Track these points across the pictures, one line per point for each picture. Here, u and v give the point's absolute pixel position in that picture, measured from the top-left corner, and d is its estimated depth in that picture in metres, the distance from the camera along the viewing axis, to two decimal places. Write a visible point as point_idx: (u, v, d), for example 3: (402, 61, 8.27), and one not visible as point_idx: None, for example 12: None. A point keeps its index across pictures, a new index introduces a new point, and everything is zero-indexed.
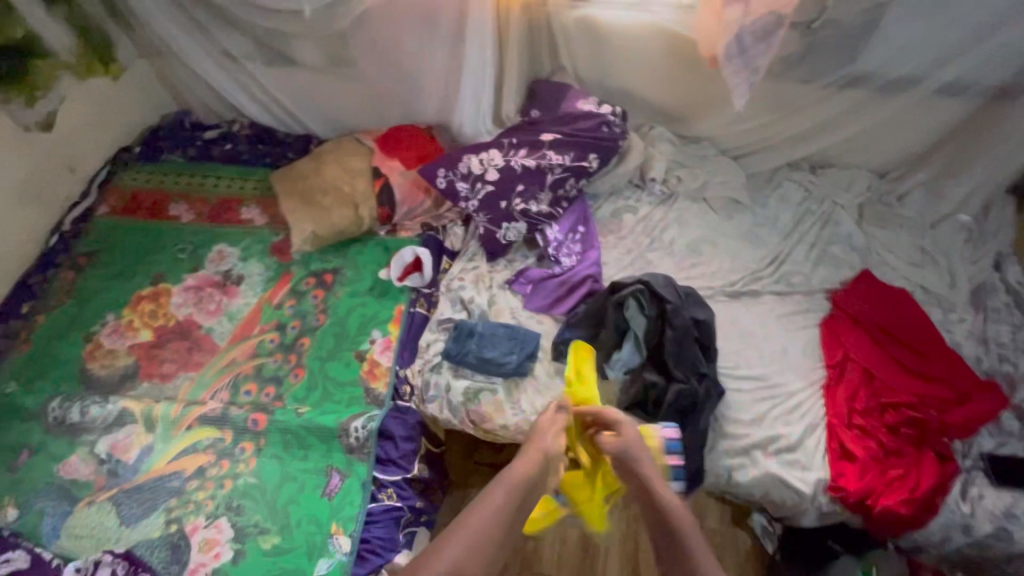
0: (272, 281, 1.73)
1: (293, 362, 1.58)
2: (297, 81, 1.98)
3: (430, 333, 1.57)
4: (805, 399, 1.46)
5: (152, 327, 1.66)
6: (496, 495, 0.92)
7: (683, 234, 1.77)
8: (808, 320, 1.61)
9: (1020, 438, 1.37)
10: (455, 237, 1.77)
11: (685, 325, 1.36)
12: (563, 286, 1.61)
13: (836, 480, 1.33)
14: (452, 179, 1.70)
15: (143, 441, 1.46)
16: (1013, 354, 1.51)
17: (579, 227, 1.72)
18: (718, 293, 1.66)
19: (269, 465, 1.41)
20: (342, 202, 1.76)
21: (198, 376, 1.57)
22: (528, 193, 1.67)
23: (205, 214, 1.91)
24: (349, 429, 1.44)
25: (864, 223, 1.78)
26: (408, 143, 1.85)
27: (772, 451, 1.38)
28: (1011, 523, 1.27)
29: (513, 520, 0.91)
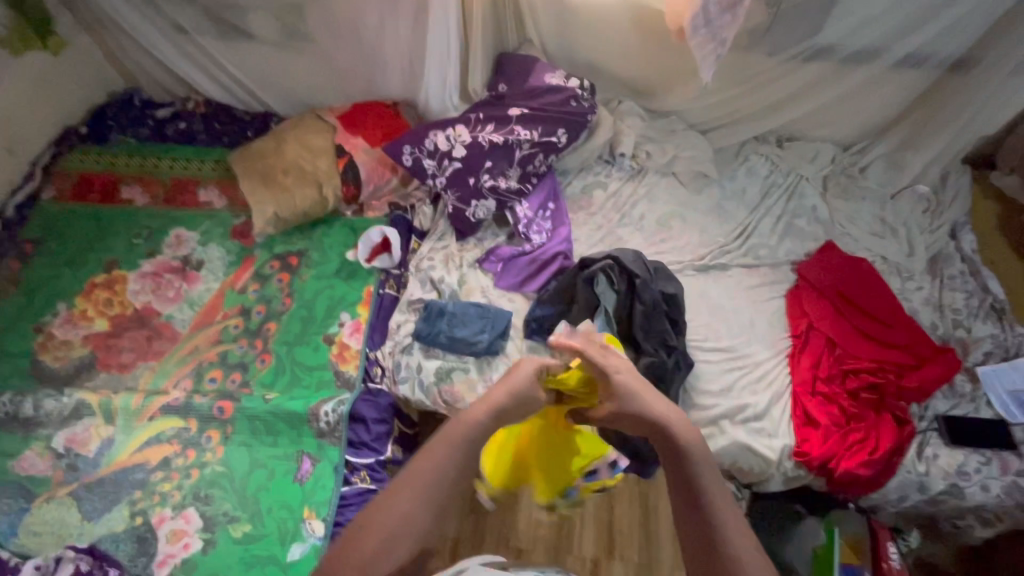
0: (234, 266, 1.68)
1: (259, 348, 1.54)
2: (252, 56, 1.89)
3: (401, 314, 1.55)
4: (771, 368, 1.49)
5: (108, 316, 1.59)
6: (447, 445, 0.76)
7: (653, 209, 1.77)
8: (774, 291, 1.63)
9: (971, 399, 1.44)
10: (423, 215, 1.73)
11: (654, 299, 1.37)
12: (533, 263, 1.60)
13: (801, 445, 1.37)
14: (418, 156, 1.65)
15: (102, 434, 1.41)
16: (966, 319, 1.57)
17: (548, 204, 1.70)
18: (687, 267, 1.67)
19: (238, 453, 1.38)
20: (304, 181, 1.70)
21: (160, 365, 1.52)
22: (497, 170, 1.64)
23: (161, 197, 1.83)
24: (319, 414, 1.41)
25: (828, 195, 1.81)
26: (373, 119, 1.79)
27: (740, 420, 1.42)
28: (962, 480, 1.33)
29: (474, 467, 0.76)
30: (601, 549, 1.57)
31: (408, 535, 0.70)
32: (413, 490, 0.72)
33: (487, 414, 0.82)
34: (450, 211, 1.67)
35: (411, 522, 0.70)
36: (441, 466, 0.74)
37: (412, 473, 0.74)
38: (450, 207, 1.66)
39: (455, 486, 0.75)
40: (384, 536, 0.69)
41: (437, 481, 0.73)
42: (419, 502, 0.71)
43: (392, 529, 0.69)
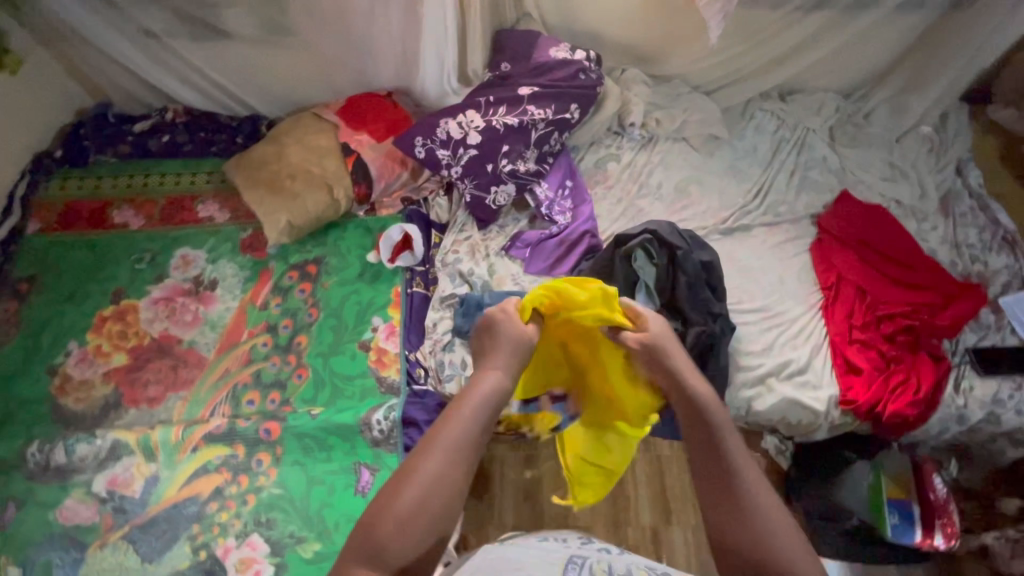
0: (251, 281, 1.61)
1: (294, 363, 1.49)
2: (233, 56, 1.77)
3: (435, 312, 1.52)
4: (807, 323, 1.52)
5: (126, 349, 1.52)
6: (474, 405, 0.80)
7: (670, 176, 1.76)
8: (798, 246, 1.65)
9: (997, 329, 1.50)
10: (439, 208, 1.69)
11: (695, 269, 1.37)
12: (562, 245, 1.58)
13: (847, 394, 1.42)
14: (431, 147, 1.59)
15: (145, 472, 1.35)
16: (982, 253, 1.62)
17: (567, 182, 1.67)
18: (712, 231, 1.67)
19: (293, 473, 1.35)
20: (313, 184, 1.62)
21: (192, 393, 1.46)
22: (515, 153, 1.60)
23: (157, 218, 1.73)
24: (371, 423, 1.39)
25: (836, 144, 1.82)
26: (374, 113, 1.71)
27: (785, 376, 1.45)
28: (997, 407, 1.41)
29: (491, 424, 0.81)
30: (658, 516, 1.60)
31: (446, 491, 0.72)
32: (445, 447, 0.75)
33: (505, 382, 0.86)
34: (469, 200, 1.62)
35: (448, 477, 0.73)
36: (470, 427, 0.77)
37: (438, 432, 0.76)
38: (468, 196, 1.61)
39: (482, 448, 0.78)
40: (420, 491, 0.71)
41: (468, 440, 0.76)
42: (452, 460, 0.74)
43: (430, 487, 0.71)
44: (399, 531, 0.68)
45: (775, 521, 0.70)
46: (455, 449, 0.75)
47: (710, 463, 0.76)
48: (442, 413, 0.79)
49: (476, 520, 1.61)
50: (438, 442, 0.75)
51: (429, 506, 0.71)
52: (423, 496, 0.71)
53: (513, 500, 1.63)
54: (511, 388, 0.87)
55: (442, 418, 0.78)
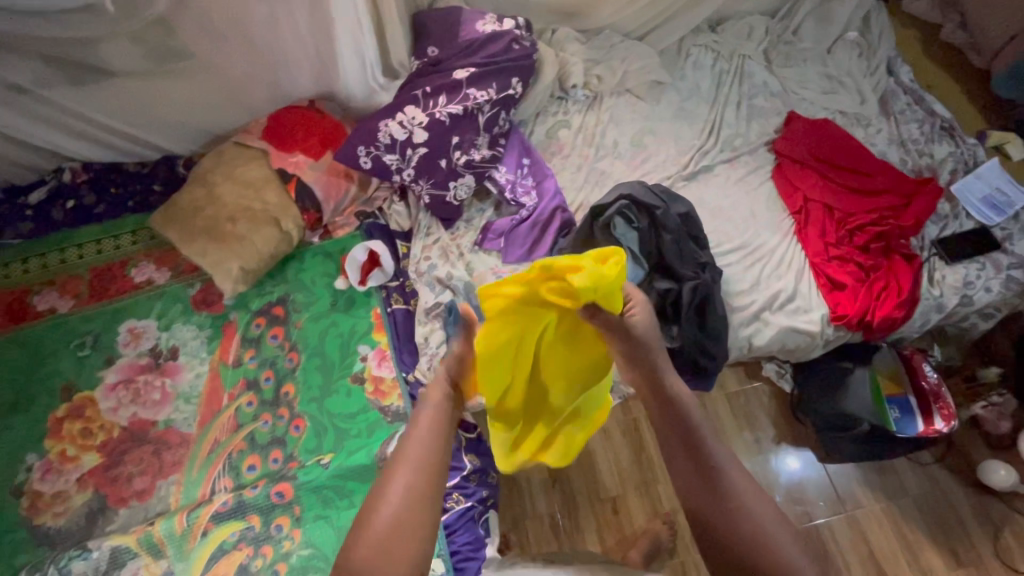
0: (216, 339, 1.47)
1: (287, 416, 1.39)
2: (127, 96, 1.57)
3: (423, 326, 1.44)
4: (787, 251, 1.55)
5: (96, 447, 1.37)
6: (426, 420, 1.02)
7: (623, 131, 1.72)
8: (760, 176, 1.67)
9: (954, 216, 1.58)
10: (397, 217, 1.59)
11: (677, 225, 1.35)
12: (535, 227, 1.52)
13: (836, 310, 1.46)
14: (376, 154, 1.47)
15: (157, 572, 1.24)
16: (927, 145, 1.68)
17: (524, 160, 1.60)
18: (676, 178, 1.65)
19: (319, 530, 1.27)
20: (257, 222, 1.46)
21: (185, 475, 1.34)
22: (466, 143, 1.50)
23: (87, 294, 1.54)
24: (387, 457, 1.32)
25: (773, 66, 1.82)
26: (304, 128, 1.56)
27: (777, 307, 1.47)
28: (970, 290, 1.48)
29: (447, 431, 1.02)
30: None
31: (418, 495, 0.95)
32: (407, 465, 0.97)
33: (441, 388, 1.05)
34: (428, 201, 1.53)
35: (417, 484, 0.96)
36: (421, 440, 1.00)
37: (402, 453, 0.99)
38: (427, 198, 1.52)
39: (442, 451, 1.00)
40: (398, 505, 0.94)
41: (427, 450, 0.99)
42: (417, 473, 0.97)
43: (408, 494, 0.95)
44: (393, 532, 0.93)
45: (745, 493, 0.96)
46: (418, 461, 0.98)
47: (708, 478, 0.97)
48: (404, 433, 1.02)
49: (512, 516, 1.58)
50: (406, 463, 0.98)
51: (410, 513, 0.94)
52: (406, 498, 0.95)
53: (543, 486, 1.62)
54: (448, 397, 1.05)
55: (405, 441, 1.01)
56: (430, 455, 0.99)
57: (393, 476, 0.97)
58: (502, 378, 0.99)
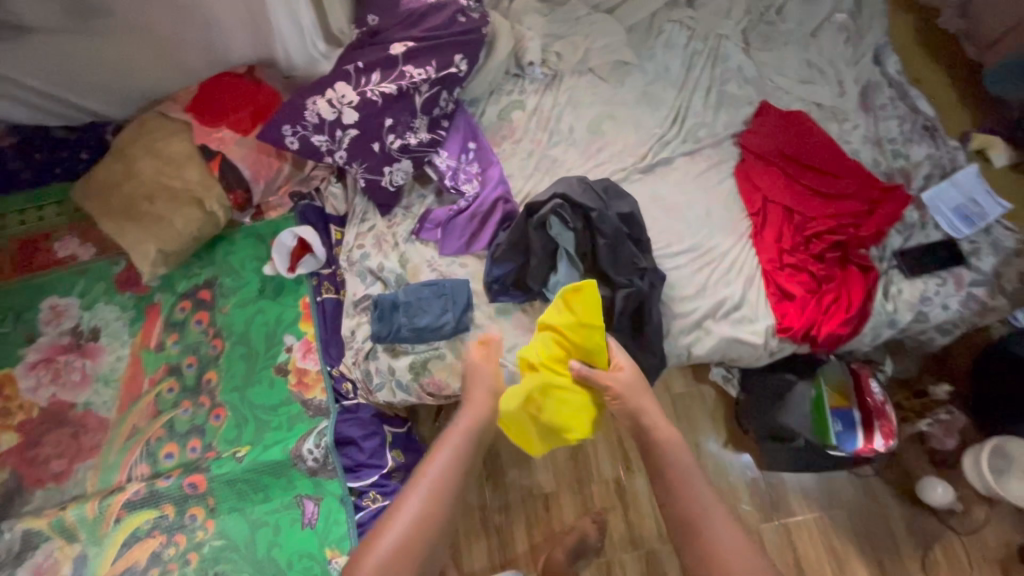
0: (138, 321, 1.43)
1: (207, 405, 1.37)
2: (48, 54, 1.43)
3: (350, 319, 1.39)
4: (740, 255, 1.46)
5: (13, 426, 1.36)
6: (459, 443, 1.04)
7: (581, 116, 1.61)
8: (722, 172, 1.57)
9: (922, 226, 1.48)
10: (333, 200, 1.51)
11: (615, 229, 1.26)
12: (474, 219, 1.44)
13: (782, 322, 1.39)
14: (304, 134, 1.38)
15: (70, 554, 1.25)
16: (904, 146, 1.57)
17: (469, 145, 1.50)
18: (632, 171, 1.55)
19: (231, 522, 1.27)
20: (178, 202, 1.39)
21: (102, 460, 1.33)
22: (401, 125, 1.40)
23: (9, 268, 1.49)
24: (302, 454, 1.30)
25: (750, 49, 1.68)
26: (233, 100, 1.46)
27: (721, 315, 1.41)
28: (926, 306, 1.41)
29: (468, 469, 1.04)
30: (619, 469, 1.62)
31: (430, 523, 0.95)
32: (425, 495, 0.97)
33: (476, 421, 1.08)
34: (363, 184, 1.43)
35: (432, 513, 0.96)
36: (449, 468, 1.01)
37: (429, 461, 1.02)
38: (361, 181, 1.42)
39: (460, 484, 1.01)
40: (409, 521, 0.94)
41: (448, 470, 1.01)
42: (445, 475, 1.00)
43: (428, 498, 0.97)
44: (393, 565, 0.90)
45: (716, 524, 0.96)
46: (436, 491, 0.98)
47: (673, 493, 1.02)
48: (438, 434, 1.07)
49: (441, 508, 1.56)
50: (421, 485, 0.98)
51: (413, 544, 0.93)
52: (414, 528, 0.94)
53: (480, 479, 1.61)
54: (487, 422, 1.10)
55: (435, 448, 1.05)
56: (449, 494, 0.98)
57: (417, 474, 1.01)
58: (589, 334, 1.17)
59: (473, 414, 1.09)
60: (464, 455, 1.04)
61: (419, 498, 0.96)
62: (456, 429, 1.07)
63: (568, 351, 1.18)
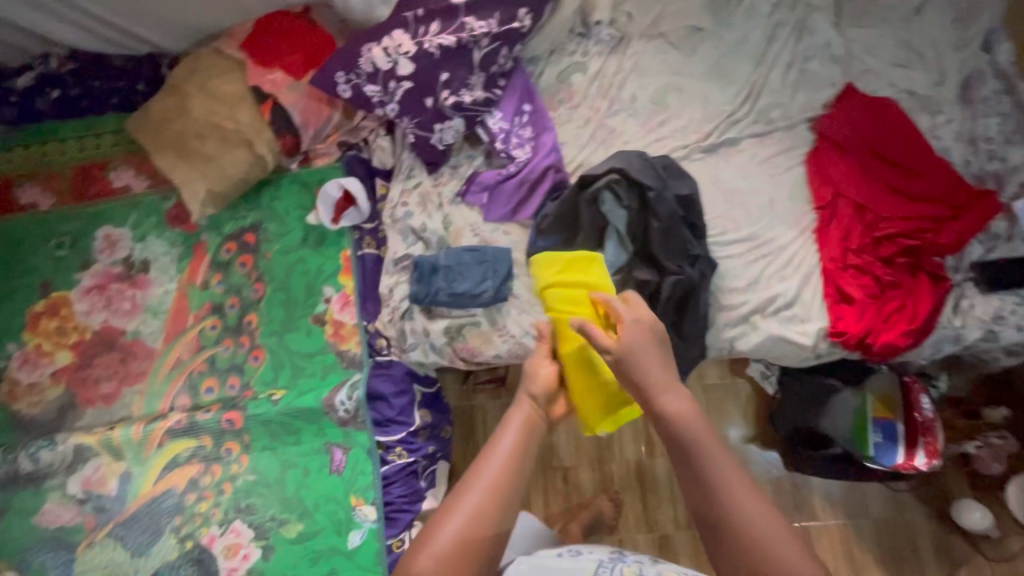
0: (186, 258, 1.46)
1: (247, 345, 1.41)
2: None
3: (389, 277, 1.39)
4: (799, 250, 1.38)
5: (69, 346, 1.43)
6: (508, 440, 0.84)
7: (645, 84, 1.51)
8: (791, 158, 1.46)
9: (1008, 238, 1.35)
10: (381, 153, 1.48)
11: (672, 211, 1.19)
12: (522, 186, 1.39)
13: (836, 326, 1.32)
14: (357, 84, 1.33)
15: (116, 470, 1.34)
16: (1001, 148, 1.42)
17: (524, 107, 1.43)
18: (693, 150, 1.46)
19: (265, 459, 1.33)
20: (229, 142, 1.39)
21: (148, 387, 1.39)
22: (457, 81, 1.33)
23: (67, 193, 1.53)
24: (334, 404, 1.32)
25: (842, 24, 1.53)
26: (288, 42, 1.43)
27: (771, 312, 1.34)
28: (999, 325, 1.30)
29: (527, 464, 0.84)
30: (642, 451, 1.61)
31: (492, 523, 0.77)
32: (483, 494, 0.78)
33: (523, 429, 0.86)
34: (413, 140, 1.39)
35: (492, 512, 0.78)
36: (509, 461, 0.82)
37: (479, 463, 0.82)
38: (411, 137, 1.38)
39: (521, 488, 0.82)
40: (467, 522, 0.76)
41: (506, 471, 0.81)
42: (508, 466, 0.82)
43: (489, 494, 0.79)
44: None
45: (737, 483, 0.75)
46: (500, 488, 0.79)
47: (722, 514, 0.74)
48: (498, 426, 0.87)
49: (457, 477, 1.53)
50: (481, 484, 0.79)
51: (473, 548, 0.76)
52: (460, 539, 0.76)
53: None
54: (536, 421, 0.89)
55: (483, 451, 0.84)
56: (512, 488, 0.80)
57: (482, 471, 0.81)
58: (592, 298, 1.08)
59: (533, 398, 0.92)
60: (532, 450, 0.85)
61: (476, 492, 0.78)
62: (517, 419, 0.88)
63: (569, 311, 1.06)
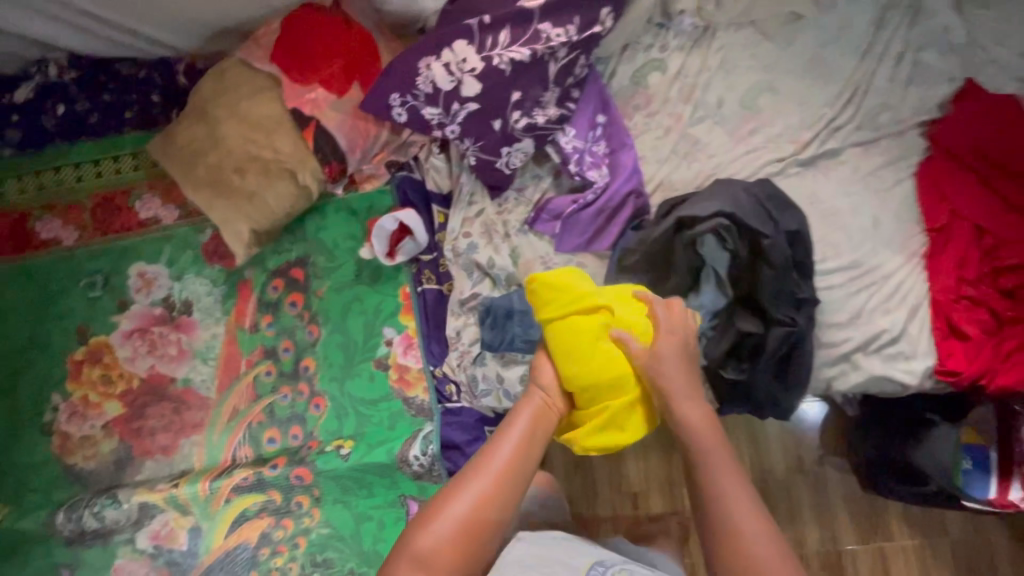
0: (230, 299, 1.34)
1: (307, 392, 1.32)
2: None
3: (455, 318, 1.28)
4: (907, 279, 1.25)
5: (116, 396, 1.35)
6: (514, 430, 0.90)
7: (733, 85, 1.31)
8: (898, 170, 1.29)
9: None
10: (435, 175, 1.32)
11: (787, 258, 1.05)
12: (601, 214, 1.24)
13: (946, 364, 1.22)
14: (414, 105, 1.19)
15: (185, 524, 1.30)
16: None
17: (598, 119, 1.26)
18: (789, 163, 1.29)
19: (338, 512, 1.28)
20: (270, 175, 1.24)
21: (206, 438, 1.33)
22: (529, 99, 1.18)
23: (91, 226, 1.39)
24: (408, 459, 1.26)
25: (964, 4, 1.31)
26: (325, 50, 1.23)
27: (874, 349, 1.24)
28: None
29: (530, 453, 0.89)
30: None
31: (495, 507, 0.84)
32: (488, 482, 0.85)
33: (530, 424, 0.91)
34: (475, 164, 1.24)
35: (496, 498, 0.84)
36: (515, 452, 0.88)
37: (484, 454, 0.88)
38: (473, 160, 1.23)
39: (522, 475, 0.87)
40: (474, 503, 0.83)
41: (508, 464, 0.87)
42: (514, 457, 0.87)
43: (491, 483, 0.85)
44: (434, 553, 0.81)
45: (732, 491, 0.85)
46: (505, 476, 0.86)
47: (715, 523, 0.84)
48: (505, 416, 0.92)
49: None
50: (487, 471, 0.86)
51: (477, 528, 0.83)
52: (463, 522, 0.82)
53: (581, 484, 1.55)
54: (544, 418, 0.94)
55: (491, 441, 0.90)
56: (517, 479, 0.87)
57: (487, 460, 0.87)
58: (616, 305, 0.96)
59: (539, 391, 0.96)
60: (534, 440, 0.91)
61: (478, 480, 0.85)
62: (524, 410, 0.93)
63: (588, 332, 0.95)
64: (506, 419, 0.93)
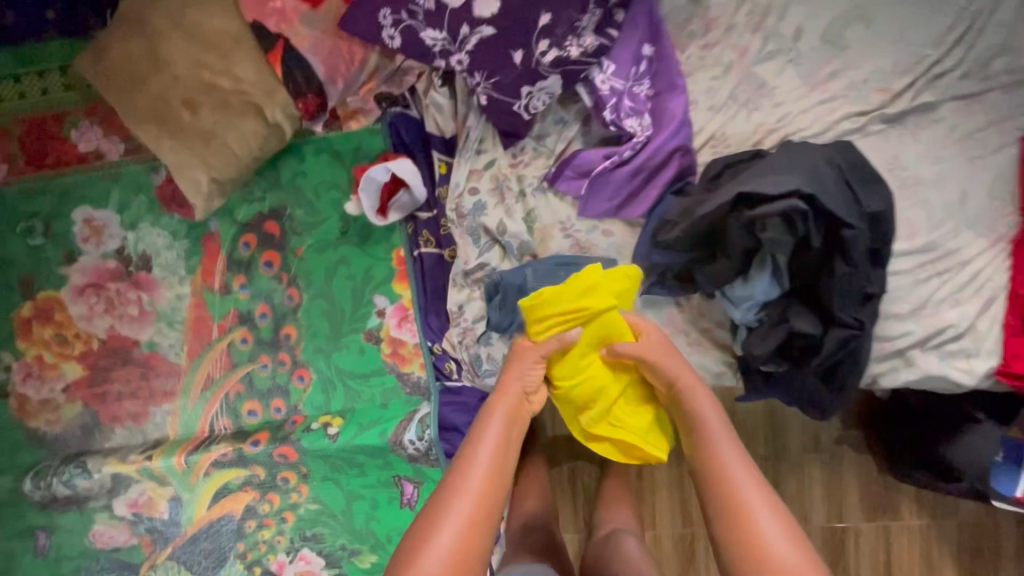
0: (195, 254, 1.16)
1: (289, 363, 1.18)
2: None
3: (457, 291, 1.11)
4: (985, 266, 1.07)
5: (75, 357, 1.20)
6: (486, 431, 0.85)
7: (816, 11, 1.04)
8: (1003, 133, 1.06)
9: None
10: (436, 114, 1.08)
11: (867, 253, 0.86)
12: (637, 175, 1.02)
13: (1009, 363, 1.06)
14: (411, 26, 0.98)
15: (164, 494, 1.22)
16: None
17: (644, 51, 1.01)
18: (872, 119, 1.05)
19: (327, 490, 1.20)
20: (229, 108, 0.99)
21: (179, 407, 1.20)
22: (560, 24, 0.96)
23: (23, 159, 1.15)
24: (403, 443, 1.14)
25: None
26: None
27: (933, 345, 1.08)
28: None
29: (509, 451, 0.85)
30: None
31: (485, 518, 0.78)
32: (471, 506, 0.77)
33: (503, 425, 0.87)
34: (485, 104, 1.01)
35: (484, 509, 0.78)
36: (490, 467, 0.82)
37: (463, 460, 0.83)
38: (484, 100, 1.01)
39: (504, 477, 0.82)
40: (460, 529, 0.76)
41: (492, 468, 0.82)
42: (496, 459, 0.83)
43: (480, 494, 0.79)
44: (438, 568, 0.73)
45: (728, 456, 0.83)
46: (489, 485, 0.80)
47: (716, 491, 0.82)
48: (470, 429, 0.86)
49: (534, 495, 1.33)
50: (466, 492, 0.79)
51: (467, 541, 0.76)
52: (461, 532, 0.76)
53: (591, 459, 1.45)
54: (513, 419, 0.88)
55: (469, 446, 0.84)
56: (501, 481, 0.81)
57: (461, 480, 0.80)
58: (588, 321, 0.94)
59: (508, 394, 0.91)
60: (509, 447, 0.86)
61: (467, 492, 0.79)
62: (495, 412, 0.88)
63: (588, 339, 0.95)
64: (473, 431, 0.87)
